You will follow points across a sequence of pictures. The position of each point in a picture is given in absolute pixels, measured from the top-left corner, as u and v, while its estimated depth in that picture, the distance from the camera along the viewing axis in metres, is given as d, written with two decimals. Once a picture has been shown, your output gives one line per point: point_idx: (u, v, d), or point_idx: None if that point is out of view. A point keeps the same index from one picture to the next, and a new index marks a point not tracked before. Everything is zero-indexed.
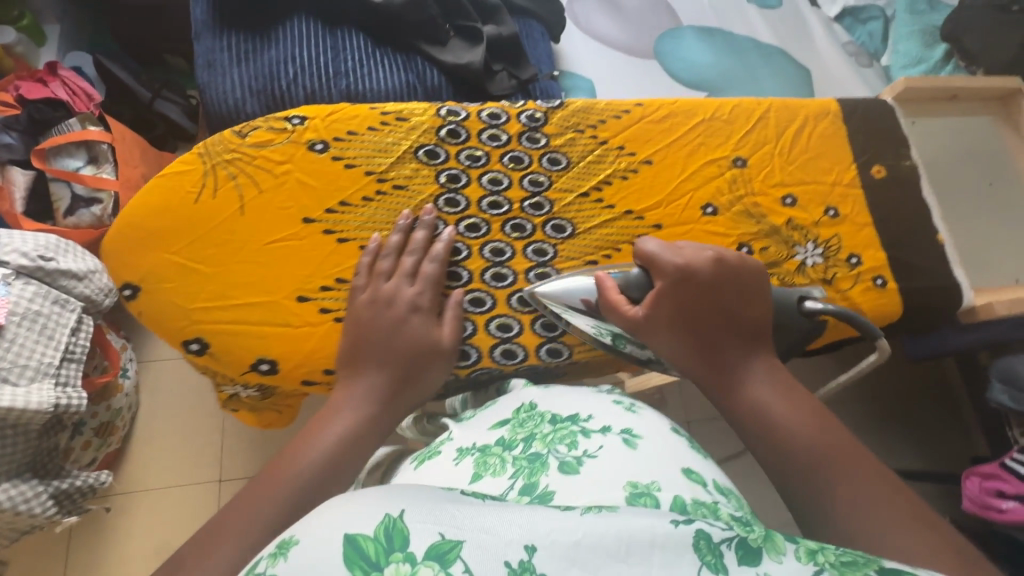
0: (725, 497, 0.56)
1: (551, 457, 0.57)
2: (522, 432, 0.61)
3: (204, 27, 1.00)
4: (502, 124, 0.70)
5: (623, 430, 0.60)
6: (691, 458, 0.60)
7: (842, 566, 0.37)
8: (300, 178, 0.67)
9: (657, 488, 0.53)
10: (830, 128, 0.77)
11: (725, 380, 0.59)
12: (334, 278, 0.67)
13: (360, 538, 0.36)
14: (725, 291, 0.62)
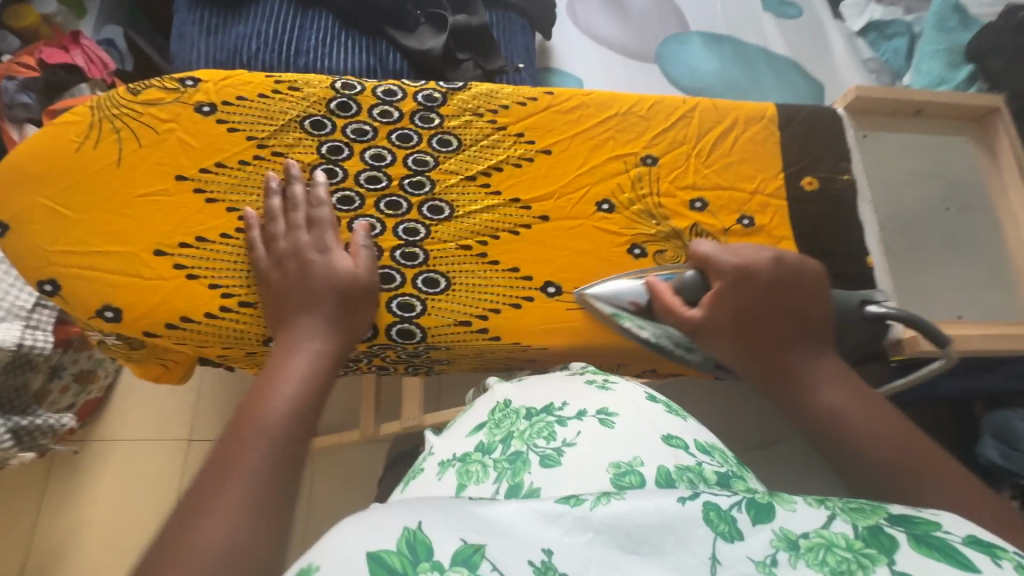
0: (708, 454, 0.54)
1: (530, 454, 0.54)
2: (499, 436, 0.58)
3: (183, 2, 1.05)
4: (397, 101, 0.65)
5: (597, 409, 0.58)
6: (665, 420, 0.57)
7: (852, 512, 0.37)
8: (183, 137, 0.61)
9: (639, 464, 0.51)
10: (762, 134, 0.71)
11: (800, 383, 0.57)
12: (197, 237, 0.59)
13: (383, 553, 0.34)
14: (790, 291, 0.60)
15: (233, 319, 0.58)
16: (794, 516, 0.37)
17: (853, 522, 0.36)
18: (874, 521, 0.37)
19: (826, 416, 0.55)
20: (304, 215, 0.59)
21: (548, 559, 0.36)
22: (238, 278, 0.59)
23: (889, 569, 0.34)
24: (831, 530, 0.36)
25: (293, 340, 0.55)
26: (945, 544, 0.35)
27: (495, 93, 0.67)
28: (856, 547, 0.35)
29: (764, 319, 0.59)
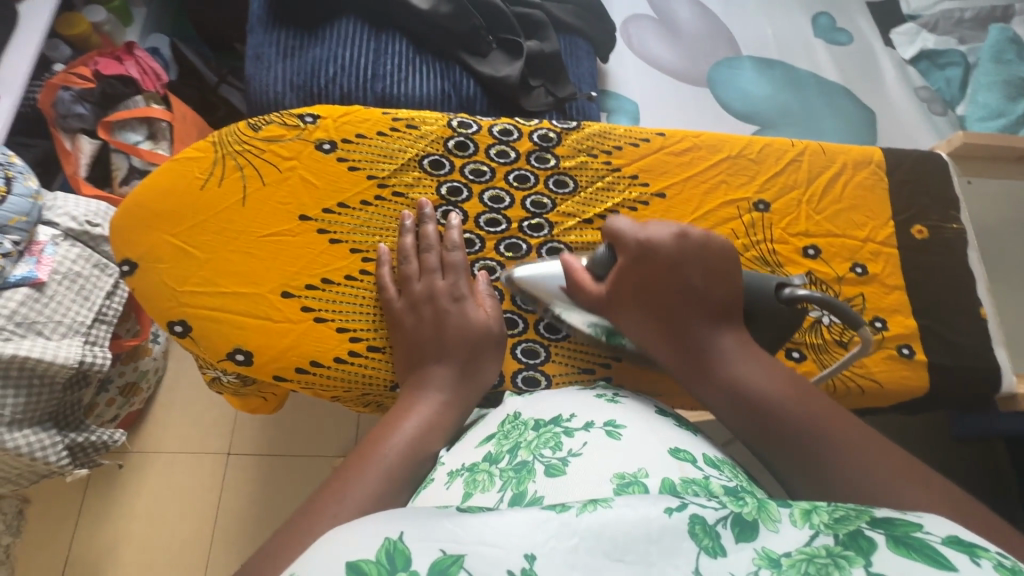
0: (717, 470, 0.49)
1: (535, 464, 0.48)
2: (506, 445, 0.51)
3: (258, 22, 1.05)
4: (513, 141, 0.65)
5: (604, 422, 0.53)
6: (680, 436, 0.52)
7: (835, 525, 0.37)
8: (304, 174, 0.61)
9: (643, 476, 0.45)
10: (870, 179, 0.71)
11: (696, 362, 0.54)
12: (322, 278, 0.59)
13: (362, 563, 0.34)
14: (688, 268, 0.56)
15: (360, 363, 0.58)
16: (776, 537, 0.37)
17: (833, 531, 0.37)
18: (856, 527, 0.37)
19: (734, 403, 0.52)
20: (435, 258, 0.59)
21: (528, 568, 0.35)
22: (364, 321, 0.59)
23: (866, 571, 0.34)
24: (812, 545, 0.36)
25: (421, 385, 0.55)
26: (924, 545, 0.35)
27: (609, 134, 0.67)
28: (835, 552, 0.35)
29: (655, 298, 0.55)
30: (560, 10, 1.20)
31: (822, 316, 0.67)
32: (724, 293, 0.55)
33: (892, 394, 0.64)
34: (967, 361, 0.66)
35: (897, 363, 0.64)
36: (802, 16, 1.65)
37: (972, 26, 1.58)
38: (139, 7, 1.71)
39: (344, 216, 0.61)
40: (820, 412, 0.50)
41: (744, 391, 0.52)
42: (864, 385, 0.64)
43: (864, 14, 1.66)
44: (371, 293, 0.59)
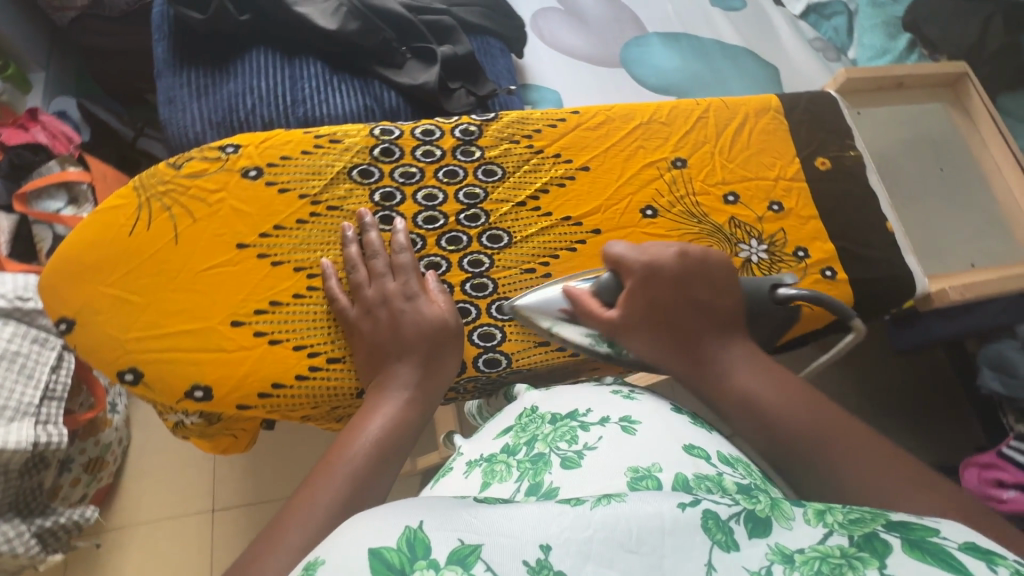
0: (730, 465, 0.56)
1: (553, 454, 0.57)
2: (523, 436, 0.61)
3: (165, 65, 1.03)
4: (436, 139, 0.67)
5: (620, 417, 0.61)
6: (695, 435, 0.60)
7: (851, 525, 0.38)
8: (235, 204, 0.62)
9: (657, 470, 0.53)
10: (772, 124, 0.77)
11: (707, 366, 0.57)
12: (269, 301, 0.60)
13: (383, 550, 0.36)
14: (693, 282, 0.61)
15: (326, 378, 0.59)
16: (790, 534, 0.38)
17: (847, 533, 0.37)
18: (872, 529, 0.38)
19: (742, 402, 0.54)
20: (363, 273, 0.60)
21: (543, 559, 0.36)
22: (319, 336, 0.59)
23: (880, 573, 0.35)
24: (827, 543, 0.37)
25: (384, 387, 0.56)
26: (944, 551, 0.36)
27: (528, 119, 0.70)
28: (849, 553, 0.36)
29: (665, 312, 0.59)
30: (467, 12, 1.23)
31: (751, 255, 0.70)
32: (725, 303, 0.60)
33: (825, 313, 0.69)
34: (884, 272, 0.71)
35: (824, 285, 0.70)
36: None
37: None
38: (38, 73, 1.62)
39: (282, 237, 0.62)
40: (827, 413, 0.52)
41: (758, 392, 0.54)
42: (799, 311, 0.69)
43: None
44: (322, 309, 0.60)
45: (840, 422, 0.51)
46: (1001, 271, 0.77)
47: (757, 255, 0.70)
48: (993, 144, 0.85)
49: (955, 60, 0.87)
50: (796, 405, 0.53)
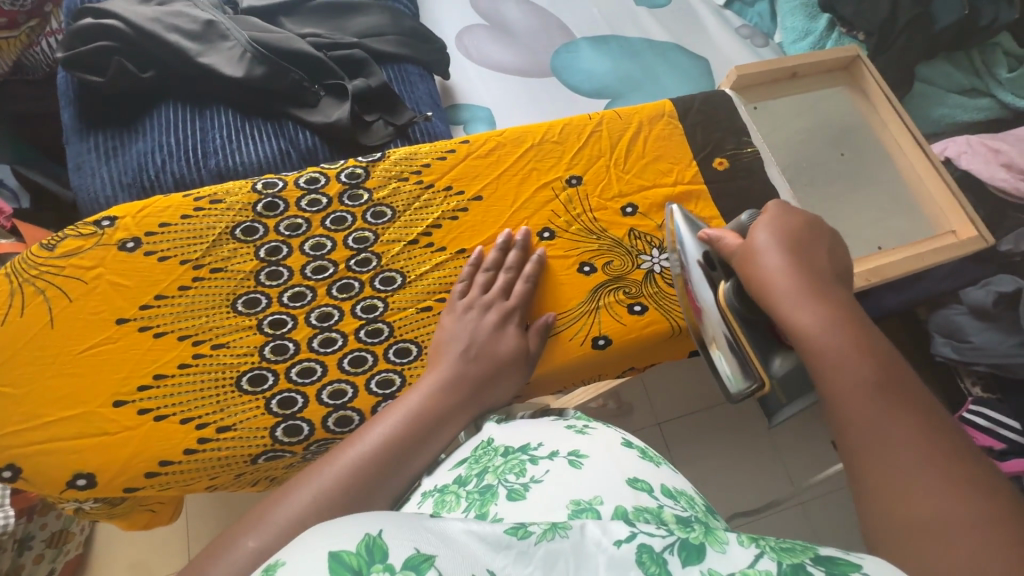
0: (673, 499, 0.44)
1: (499, 488, 0.46)
2: (474, 469, 0.50)
3: (71, 131, 1.02)
4: (321, 187, 0.67)
5: (568, 451, 0.50)
6: (638, 464, 0.48)
7: (781, 551, 0.37)
8: (114, 279, 0.62)
9: (599, 502, 0.42)
10: (667, 130, 0.77)
11: (789, 293, 0.57)
12: (153, 375, 0.59)
13: (343, 553, 0.33)
14: (817, 241, 0.62)
15: (215, 448, 0.57)
16: (722, 558, 0.36)
17: (777, 559, 0.36)
18: (800, 560, 0.36)
19: (808, 338, 0.55)
20: (486, 276, 0.65)
21: None
22: (206, 406, 0.58)
23: None
24: (756, 568, 0.35)
25: (439, 367, 0.59)
26: None
27: (415, 154, 0.70)
28: None
29: (790, 246, 0.60)
30: (381, 42, 1.23)
31: (653, 266, 0.71)
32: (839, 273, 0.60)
33: None
34: None
35: None
36: None
37: None
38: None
39: (164, 307, 0.62)
40: (896, 378, 0.51)
41: (827, 332, 0.54)
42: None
43: None
44: (207, 376, 0.59)
45: (903, 399, 0.50)
46: (904, 251, 0.78)
47: (660, 265, 0.71)
48: (891, 123, 0.86)
49: (846, 45, 0.88)
50: (868, 360, 0.52)
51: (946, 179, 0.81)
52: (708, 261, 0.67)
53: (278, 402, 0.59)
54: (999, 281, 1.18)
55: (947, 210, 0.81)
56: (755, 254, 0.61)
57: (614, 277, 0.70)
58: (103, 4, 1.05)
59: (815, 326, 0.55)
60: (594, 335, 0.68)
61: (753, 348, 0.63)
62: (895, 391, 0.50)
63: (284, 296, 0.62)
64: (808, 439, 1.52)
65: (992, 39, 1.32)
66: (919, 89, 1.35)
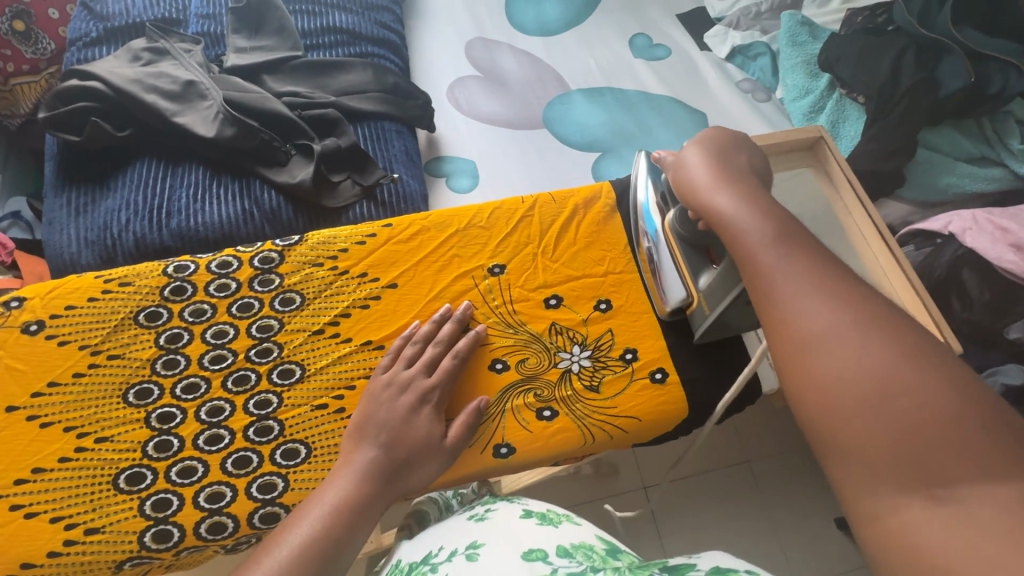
0: (568, 558, 0.49)
1: None
2: None
3: (48, 186, 1.06)
4: (233, 272, 0.68)
5: (466, 546, 0.54)
6: (535, 535, 0.54)
7: None
8: (10, 363, 0.63)
9: None
10: (599, 219, 0.76)
11: (709, 183, 0.61)
12: (31, 469, 0.60)
13: None
14: (743, 152, 0.67)
15: (78, 552, 0.57)
16: None
17: None
18: None
19: (725, 219, 0.58)
20: (414, 350, 0.64)
21: None
22: (79, 505, 0.58)
23: None
24: None
25: (354, 457, 0.57)
26: None
27: (332, 239, 0.70)
28: None
29: (715, 151, 0.65)
30: (361, 100, 1.23)
31: (572, 365, 0.68)
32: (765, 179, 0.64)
33: (652, 423, 0.66)
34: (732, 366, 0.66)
35: (652, 390, 0.67)
36: (621, 41, 1.75)
37: (771, 16, 1.68)
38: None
39: (56, 395, 0.63)
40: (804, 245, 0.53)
41: (739, 210, 0.57)
42: (623, 424, 0.66)
43: (676, 26, 1.77)
44: (86, 471, 0.59)
45: (810, 257, 0.52)
46: None
47: (579, 363, 0.68)
48: (855, 211, 0.81)
49: (810, 125, 0.85)
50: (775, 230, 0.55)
51: (912, 278, 0.76)
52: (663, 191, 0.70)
53: (151, 503, 0.58)
54: (1007, 371, 1.07)
55: (912, 310, 0.75)
56: (684, 161, 0.66)
57: (527, 376, 0.67)
58: (89, 66, 1.09)
59: (729, 207, 0.58)
60: (496, 442, 0.64)
61: (687, 268, 0.66)
62: (800, 249, 0.53)
63: (177, 387, 0.62)
64: (805, 525, 1.38)
65: (1004, 107, 1.24)
66: (922, 155, 1.26)
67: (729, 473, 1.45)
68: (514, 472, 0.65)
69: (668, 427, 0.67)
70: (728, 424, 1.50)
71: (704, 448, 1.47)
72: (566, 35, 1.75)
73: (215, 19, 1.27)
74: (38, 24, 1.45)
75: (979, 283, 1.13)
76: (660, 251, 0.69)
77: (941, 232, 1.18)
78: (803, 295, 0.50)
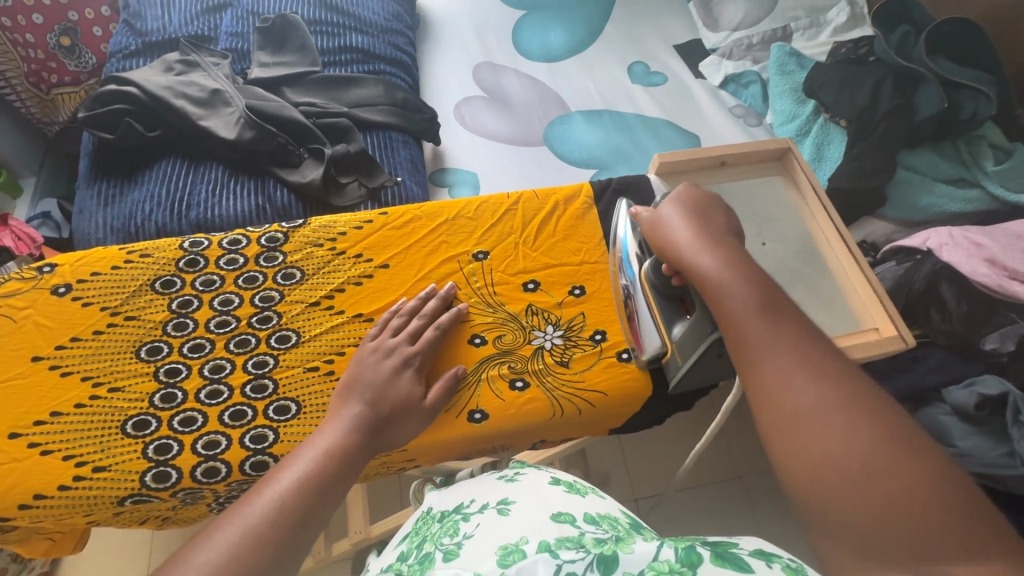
0: (596, 523, 0.51)
1: (435, 553, 0.52)
2: (414, 542, 0.57)
3: (82, 179, 1.16)
4: (241, 248, 0.75)
5: (499, 501, 0.58)
6: (563, 499, 0.56)
7: (677, 546, 0.45)
8: (39, 320, 0.70)
9: (524, 542, 0.47)
10: (579, 213, 0.83)
11: (691, 246, 0.64)
12: (49, 412, 0.66)
13: None
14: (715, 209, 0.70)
15: (86, 487, 0.62)
16: (632, 557, 0.43)
17: (674, 551, 0.43)
18: (691, 545, 0.45)
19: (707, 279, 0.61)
20: (400, 321, 0.70)
21: None
22: (91, 445, 0.64)
23: None
24: (659, 560, 0.43)
25: (342, 412, 0.62)
26: (737, 557, 0.44)
27: (332, 223, 0.77)
28: (675, 567, 0.42)
29: (692, 211, 0.68)
30: (372, 112, 1.32)
31: (544, 342, 0.75)
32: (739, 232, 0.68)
33: (617, 398, 0.72)
34: None
35: (618, 367, 0.74)
36: (620, 68, 1.85)
37: (762, 48, 1.76)
38: (30, 177, 1.72)
39: (77, 350, 0.69)
40: (777, 305, 0.57)
41: (722, 272, 0.60)
42: (590, 397, 0.72)
43: (673, 56, 1.87)
44: (98, 416, 0.65)
45: (782, 319, 0.57)
46: None
47: (551, 341, 0.75)
48: (819, 215, 0.87)
49: (779, 137, 0.91)
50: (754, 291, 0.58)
51: (869, 276, 0.81)
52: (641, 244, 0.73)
53: (154, 447, 0.64)
54: (984, 382, 1.09)
55: (869, 306, 0.80)
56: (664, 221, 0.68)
57: (502, 350, 0.73)
58: (127, 73, 1.20)
59: (714, 268, 0.61)
60: (471, 408, 0.70)
61: (662, 316, 0.68)
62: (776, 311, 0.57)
63: (184, 346, 0.69)
64: (796, 538, 1.38)
65: (978, 131, 1.30)
66: (902, 175, 1.32)
67: (719, 484, 1.46)
68: (491, 442, 0.71)
69: (632, 403, 0.73)
70: (719, 436, 1.53)
71: (695, 457, 1.49)
72: (569, 61, 1.86)
73: (243, 37, 1.39)
74: (82, 40, 1.57)
75: (956, 296, 1.16)
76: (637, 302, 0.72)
77: (920, 248, 1.23)
78: (781, 365, 0.53)
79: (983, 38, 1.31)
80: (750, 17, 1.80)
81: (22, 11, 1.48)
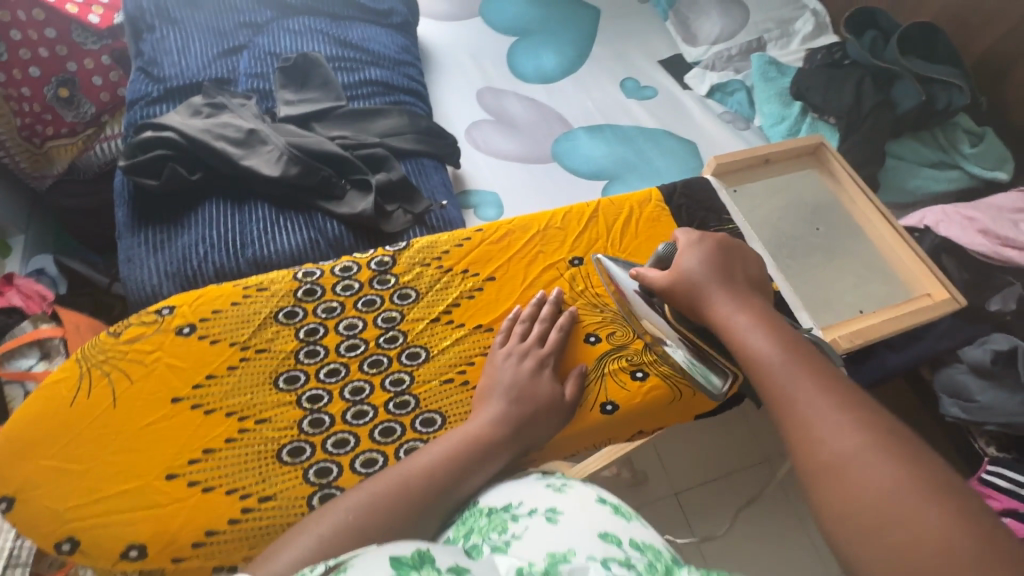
0: (640, 551, 0.51)
1: (483, 545, 0.53)
2: (462, 531, 0.58)
3: (125, 227, 1.14)
4: (354, 274, 0.88)
5: (548, 508, 0.57)
6: (610, 518, 0.56)
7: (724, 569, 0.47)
8: (169, 361, 0.80)
9: (572, 554, 0.49)
10: (656, 212, 0.97)
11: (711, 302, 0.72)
12: (201, 450, 0.75)
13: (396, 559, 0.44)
14: (732, 258, 0.78)
15: (256, 517, 0.71)
16: None
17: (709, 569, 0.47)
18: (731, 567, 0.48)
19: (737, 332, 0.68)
20: (524, 327, 0.82)
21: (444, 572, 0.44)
22: (247, 480, 0.73)
23: None
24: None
25: (487, 410, 0.72)
26: None
27: (435, 244, 0.91)
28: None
29: (714, 269, 0.75)
30: (400, 141, 1.36)
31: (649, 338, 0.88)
32: (752, 272, 0.77)
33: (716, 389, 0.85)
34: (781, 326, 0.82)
35: None
36: (612, 85, 1.96)
37: (741, 59, 1.91)
38: (19, 235, 1.61)
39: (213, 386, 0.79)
40: (808, 353, 0.64)
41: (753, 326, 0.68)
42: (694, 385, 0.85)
43: (660, 70, 2.00)
44: (252, 448, 0.75)
45: (814, 368, 0.62)
46: (885, 315, 0.89)
47: None
48: (857, 197, 1.01)
49: (812, 135, 1.06)
50: (782, 346, 0.65)
51: (913, 248, 0.95)
52: (643, 293, 0.82)
53: (315, 471, 0.74)
54: (995, 340, 1.19)
55: (919, 275, 0.94)
56: (691, 282, 0.75)
57: (615, 346, 0.86)
58: (162, 119, 1.21)
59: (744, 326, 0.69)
60: (602, 401, 0.82)
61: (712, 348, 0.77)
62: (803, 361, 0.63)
63: (321, 372, 0.80)
64: None
65: (952, 119, 1.47)
66: (891, 163, 1.46)
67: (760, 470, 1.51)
68: (616, 432, 0.82)
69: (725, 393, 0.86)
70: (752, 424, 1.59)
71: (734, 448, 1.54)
72: (565, 82, 1.95)
73: (263, 77, 1.41)
74: (82, 90, 1.53)
75: (956, 265, 1.29)
76: (681, 347, 0.80)
77: (918, 226, 1.37)
78: (824, 417, 0.57)
79: (936, 30, 1.50)
80: (726, 31, 1.96)
81: (19, 65, 1.44)
